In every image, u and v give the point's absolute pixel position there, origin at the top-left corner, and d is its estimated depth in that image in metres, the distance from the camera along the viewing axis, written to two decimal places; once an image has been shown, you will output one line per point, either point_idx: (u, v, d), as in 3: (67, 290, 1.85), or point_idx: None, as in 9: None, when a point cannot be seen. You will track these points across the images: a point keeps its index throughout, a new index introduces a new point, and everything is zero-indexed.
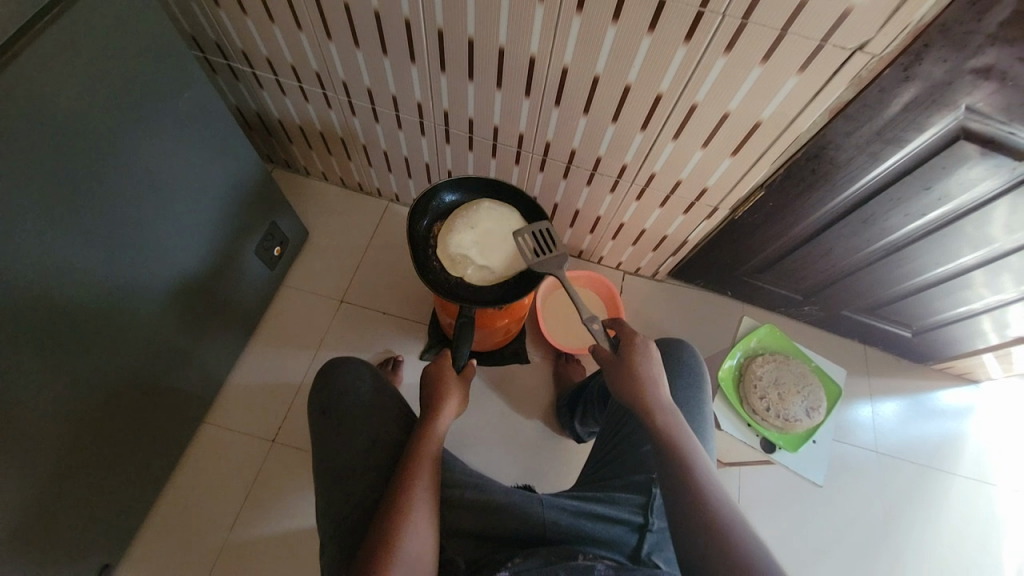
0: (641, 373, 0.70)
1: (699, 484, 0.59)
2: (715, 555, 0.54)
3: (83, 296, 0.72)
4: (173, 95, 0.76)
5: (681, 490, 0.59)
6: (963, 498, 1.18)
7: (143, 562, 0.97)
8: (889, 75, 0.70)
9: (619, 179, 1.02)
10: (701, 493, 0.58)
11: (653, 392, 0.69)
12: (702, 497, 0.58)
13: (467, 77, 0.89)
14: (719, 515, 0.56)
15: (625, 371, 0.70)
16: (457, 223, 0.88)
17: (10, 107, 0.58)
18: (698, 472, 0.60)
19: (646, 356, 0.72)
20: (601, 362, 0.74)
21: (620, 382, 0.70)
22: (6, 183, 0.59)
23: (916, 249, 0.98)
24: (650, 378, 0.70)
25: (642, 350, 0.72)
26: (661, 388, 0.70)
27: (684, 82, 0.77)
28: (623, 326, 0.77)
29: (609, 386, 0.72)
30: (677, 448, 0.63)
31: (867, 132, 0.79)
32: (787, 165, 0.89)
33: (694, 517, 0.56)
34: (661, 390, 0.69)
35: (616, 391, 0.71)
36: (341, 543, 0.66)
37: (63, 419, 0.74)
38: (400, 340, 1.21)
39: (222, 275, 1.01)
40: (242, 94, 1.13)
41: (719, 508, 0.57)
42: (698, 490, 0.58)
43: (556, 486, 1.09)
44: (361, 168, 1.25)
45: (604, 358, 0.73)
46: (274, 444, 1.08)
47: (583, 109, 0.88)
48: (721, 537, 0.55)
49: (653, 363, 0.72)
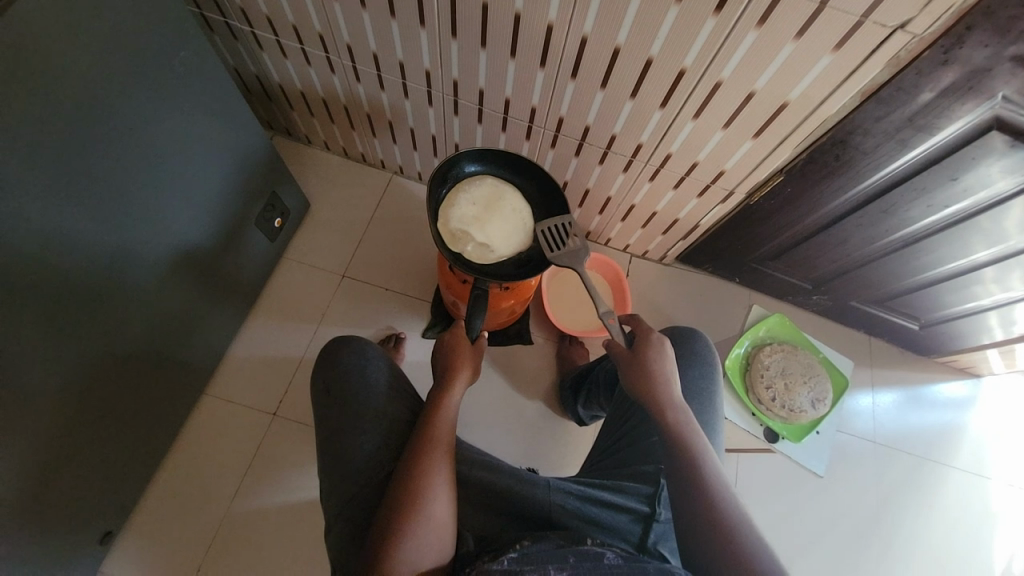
0: (650, 367, 0.69)
1: (706, 478, 0.60)
2: (717, 549, 0.55)
3: (80, 267, 0.71)
4: (170, 54, 0.73)
5: (688, 485, 0.60)
6: (954, 488, 1.20)
7: (145, 528, 0.99)
8: (929, 56, 0.67)
9: (633, 159, 0.99)
10: (709, 489, 0.59)
11: (665, 382, 0.69)
12: (708, 493, 0.59)
13: (479, 45, 0.85)
14: (723, 510, 0.58)
15: (638, 363, 0.70)
16: (461, 198, 0.87)
17: (1, 64, 0.55)
18: (708, 467, 0.61)
19: (658, 352, 0.71)
20: (613, 350, 0.74)
21: (633, 373, 0.70)
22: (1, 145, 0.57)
23: (932, 242, 0.96)
24: (663, 371, 0.70)
25: (657, 345, 0.72)
26: (669, 383, 0.69)
27: (711, 57, 0.74)
28: (639, 323, 0.76)
29: (620, 375, 0.72)
30: (688, 442, 0.63)
31: (898, 117, 0.76)
32: (809, 150, 0.86)
33: (698, 512, 0.58)
34: (672, 383, 0.69)
35: (627, 379, 0.71)
36: (351, 517, 0.67)
37: (65, 387, 0.74)
38: (403, 317, 1.20)
39: (222, 247, 0.99)
40: (242, 56, 1.08)
41: (724, 503, 0.58)
42: (705, 487, 0.59)
43: (557, 466, 1.11)
44: (365, 139, 1.21)
45: (619, 348, 0.73)
46: (276, 418, 1.08)
47: (600, 83, 0.84)
48: (724, 533, 0.56)
49: (666, 358, 0.71)
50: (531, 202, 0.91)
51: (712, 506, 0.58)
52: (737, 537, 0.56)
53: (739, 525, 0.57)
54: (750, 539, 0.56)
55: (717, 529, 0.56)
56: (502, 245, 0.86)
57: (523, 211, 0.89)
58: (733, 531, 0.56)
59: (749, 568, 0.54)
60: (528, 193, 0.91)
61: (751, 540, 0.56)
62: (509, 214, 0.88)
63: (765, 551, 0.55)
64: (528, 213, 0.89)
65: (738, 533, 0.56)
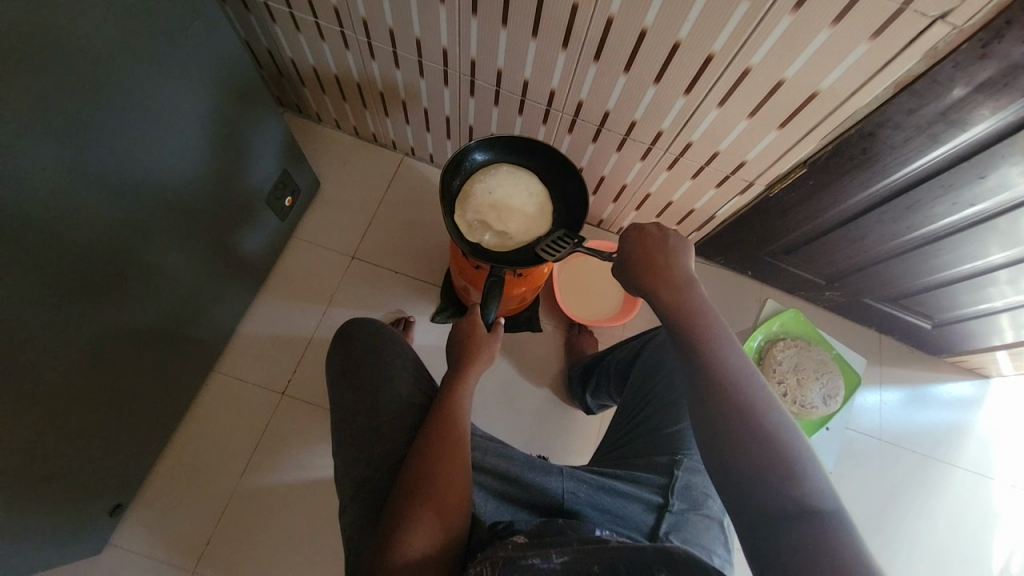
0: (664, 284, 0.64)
1: (744, 426, 0.51)
2: (753, 510, 0.48)
3: (83, 235, 0.69)
4: (181, 23, 0.71)
5: (718, 444, 0.52)
6: (957, 488, 1.21)
7: (153, 501, 1.00)
8: (967, 49, 0.65)
9: (653, 146, 0.97)
10: (749, 433, 0.50)
11: (659, 274, 0.64)
12: (748, 449, 0.50)
13: (499, 23, 0.82)
14: (768, 459, 0.48)
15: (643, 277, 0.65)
16: (475, 188, 0.86)
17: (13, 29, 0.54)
18: (743, 398, 0.53)
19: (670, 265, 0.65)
20: (611, 269, 0.70)
21: (631, 278, 0.66)
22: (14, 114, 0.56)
23: (952, 242, 0.94)
24: (655, 260, 0.65)
25: (639, 236, 0.67)
26: (669, 270, 0.64)
27: (741, 42, 0.71)
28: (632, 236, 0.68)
29: (625, 289, 0.68)
30: (714, 344, 0.58)
31: (930, 112, 0.74)
32: (836, 142, 0.83)
33: (731, 470, 0.50)
34: (672, 269, 0.65)
35: (631, 293, 0.67)
36: (363, 500, 0.66)
37: (76, 361, 0.74)
38: (413, 301, 1.19)
39: (232, 223, 0.98)
40: (254, 28, 1.05)
41: (766, 451, 0.49)
42: (740, 432, 0.51)
43: (563, 453, 1.11)
44: (377, 118, 1.19)
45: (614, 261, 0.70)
46: (284, 397, 1.09)
47: (624, 66, 0.82)
48: (768, 494, 0.48)
49: (657, 244, 0.66)
50: (549, 188, 0.89)
51: (753, 460, 0.50)
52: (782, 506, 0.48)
53: (796, 475, 0.47)
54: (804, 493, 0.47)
55: (756, 486, 0.48)
56: (519, 232, 0.85)
57: (538, 197, 0.88)
58: (778, 484, 0.48)
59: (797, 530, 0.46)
60: (543, 178, 0.90)
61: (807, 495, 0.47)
62: (525, 200, 0.87)
63: (825, 503, 0.46)
64: (543, 199, 0.88)
65: (788, 488, 0.47)
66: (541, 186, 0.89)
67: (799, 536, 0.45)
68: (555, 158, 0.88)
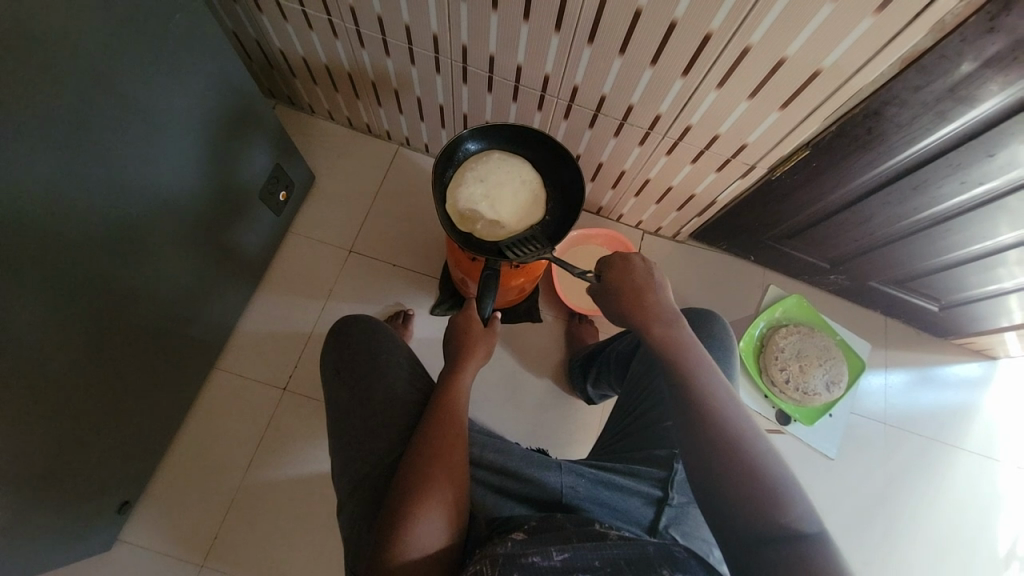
0: (649, 314, 0.66)
1: (733, 446, 0.54)
2: (745, 522, 0.51)
3: (79, 241, 0.68)
4: (167, 19, 0.69)
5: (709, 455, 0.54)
6: (963, 470, 1.20)
7: (161, 498, 1.01)
8: (975, 23, 0.62)
9: (651, 131, 0.94)
10: (736, 452, 0.54)
11: (642, 306, 0.67)
12: (739, 463, 0.53)
13: (489, 7, 0.80)
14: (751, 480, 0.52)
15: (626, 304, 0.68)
16: (467, 176, 0.84)
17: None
18: (732, 421, 0.56)
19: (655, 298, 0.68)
20: (594, 298, 0.73)
21: (613, 307, 0.69)
22: (6, 121, 0.56)
23: (960, 223, 0.92)
24: (638, 288, 0.68)
25: (622, 265, 0.70)
26: (650, 299, 0.68)
27: (740, 20, 0.69)
28: (614, 268, 0.70)
29: (608, 318, 0.71)
30: (694, 371, 0.61)
31: (937, 89, 0.71)
32: (840, 122, 0.81)
33: (725, 484, 0.52)
34: (653, 297, 0.68)
35: (613, 321, 0.70)
36: (361, 498, 0.66)
37: (79, 363, 0.75)
38: (411, 293, 1.18)
39: (228, 220, 0.97)
40: (240, 18, 1.02)
41: (752, 474, 0.52)
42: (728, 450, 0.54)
43: (564, 443, 1.11)
44: (369, 108, 1.17)
45: (597, 291, 0.72)
46: (286, 392, 1.09)
47: (619, 49, 0.79)
48: (758, 505, 0.51)
49: (638, 273, 0.69)
50: (544, 177, 0.88)
51: (745, 475, 0.52)
52: (773, 510, 0.50)
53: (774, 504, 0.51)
54: (789, 510, 0.50)
55: (748, 500, 0.51)
56: (513, 222, 0.84)
57: (532, 185, 0.86)
58: (764, 505, 0.51)
59: (783, 540, 0.49)
60: (537, 166, 0.88)
61: (789, 514, 0.50)
62: (518, 189, 0.85)
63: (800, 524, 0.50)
64: (537, 187, 0.86)
65: (773, 506, 0.50)
66: (536, 175, 0.87)
67: (788, 546, 0.48)
68: (549, 145, 0.86)
